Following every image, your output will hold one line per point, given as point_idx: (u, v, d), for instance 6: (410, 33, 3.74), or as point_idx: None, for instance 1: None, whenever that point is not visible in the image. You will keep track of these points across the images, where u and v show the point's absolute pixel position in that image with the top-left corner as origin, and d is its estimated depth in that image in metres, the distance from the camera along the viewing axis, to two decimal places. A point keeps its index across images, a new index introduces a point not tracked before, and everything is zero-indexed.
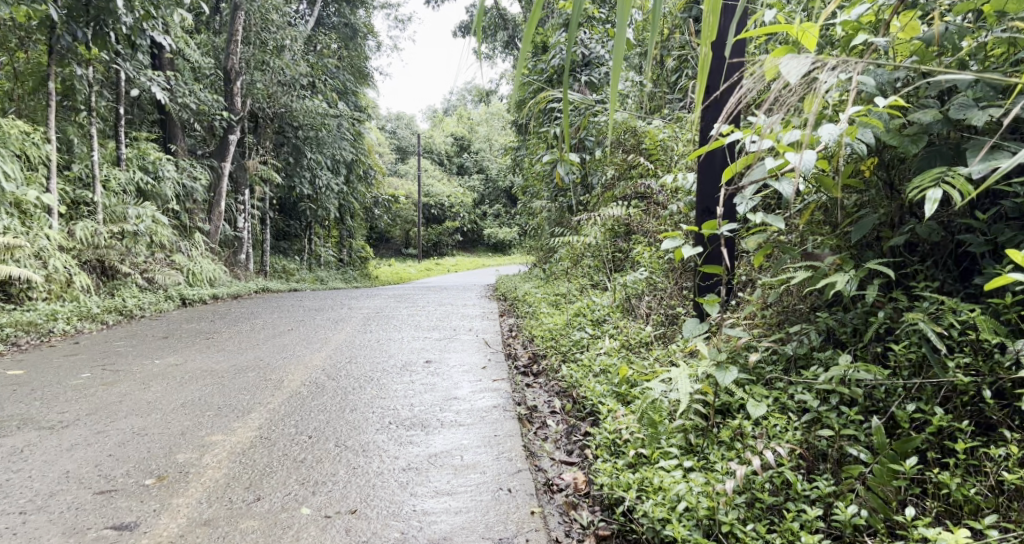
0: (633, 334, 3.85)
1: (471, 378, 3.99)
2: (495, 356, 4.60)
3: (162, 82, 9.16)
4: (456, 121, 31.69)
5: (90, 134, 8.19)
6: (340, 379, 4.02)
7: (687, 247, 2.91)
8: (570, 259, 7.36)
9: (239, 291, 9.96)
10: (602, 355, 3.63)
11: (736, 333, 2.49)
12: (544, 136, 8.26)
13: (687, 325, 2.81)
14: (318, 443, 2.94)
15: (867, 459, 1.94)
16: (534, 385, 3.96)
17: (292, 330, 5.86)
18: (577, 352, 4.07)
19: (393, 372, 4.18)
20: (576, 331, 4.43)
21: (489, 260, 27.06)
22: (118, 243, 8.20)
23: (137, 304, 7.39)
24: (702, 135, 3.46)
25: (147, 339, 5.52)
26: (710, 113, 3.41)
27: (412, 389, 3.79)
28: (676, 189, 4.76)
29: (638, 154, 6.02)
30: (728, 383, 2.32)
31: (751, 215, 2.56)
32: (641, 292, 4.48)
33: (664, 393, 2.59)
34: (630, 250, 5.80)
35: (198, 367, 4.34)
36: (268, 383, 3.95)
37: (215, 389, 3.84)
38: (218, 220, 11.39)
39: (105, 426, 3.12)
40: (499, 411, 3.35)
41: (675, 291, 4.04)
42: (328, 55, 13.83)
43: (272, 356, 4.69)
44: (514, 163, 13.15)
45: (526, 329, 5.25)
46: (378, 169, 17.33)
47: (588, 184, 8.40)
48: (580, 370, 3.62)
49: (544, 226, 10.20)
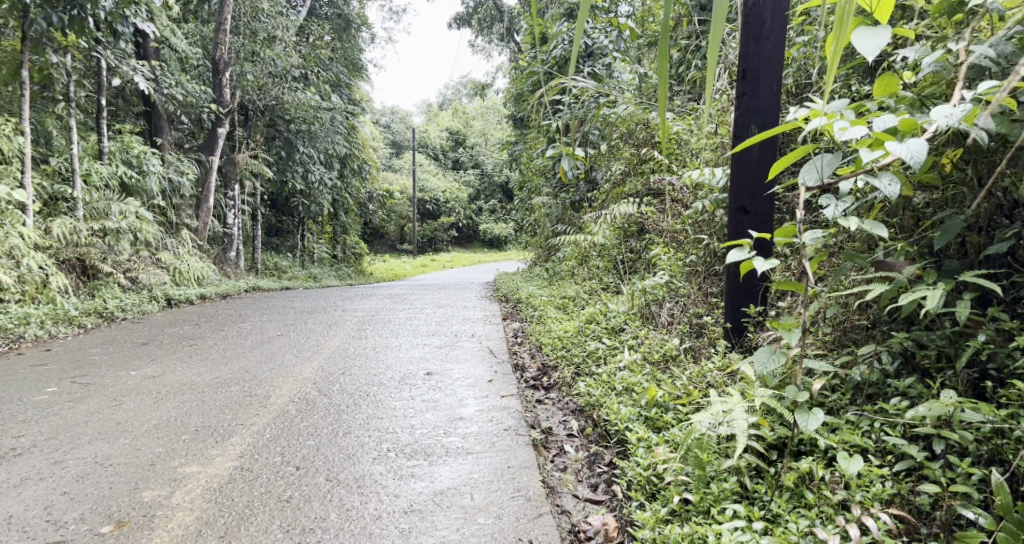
0: (656, 345, 3.51)
1: (476, 394, 3.63)
2: (501, 367, 4.24)
3: (146, 72, 8.75)
4: (452, 115, 31.25)
5: (69, 126, 7.77)
6: (332, 395, 3.64)
7: (761, 260, 2.34)
8: (576, 258, 7.00)
9: (227, 290, 9.58)
10: (623, 371, 3.29)
11: (814, 364, 2.11)
12: (547, 129, 7.92)
13: (760, 356, 2.19)
14: (306, 477, 2.57)
15: (987, 525, 1.65)
16: (546, 402, 3.59)
17: (281, 336, 5.46)
18: (593, 365, 3.71)
19: (390, 386, 3.82)
20: (592, 340, 4.07)
21: (484, 256, 26.65)
22: (99, 241, 7.81)
23: (119, 306, 7.00)
24: (740, 124, 3.17)
25: (124, 346, 5.12)
26: (752, 101, 3.12)
27: (413, 407, 3.43)
28: (697, 186, 4.42)
29: (652, 149, 5.66)
30: (811, 430, 1.95)
31: (841, 219, 2.11)
32: (661, 298, 4.15)
33: (710, 426, 2.24)
34: (642, 250, 5.47)
35: (177, 380, 3.96)
36: (253, 399, 3.57)
37: (194, 407, 3.45)
38: (205, 216, 10.99)
39: (63, 455, 2.73)
40: (510, 435, 2.99)
41: (699, 298, 3.85)
42: (322, 46, 13.42)
43: (258, 367, 4.31)
44: (511, 158, 12.79)
45: (532, 335, 4.91)
46: (372, 163, 16.92)
47: (592, 179, 8.07)
48: (601, 388, 3.26)
49: (544, 223, 9.84)
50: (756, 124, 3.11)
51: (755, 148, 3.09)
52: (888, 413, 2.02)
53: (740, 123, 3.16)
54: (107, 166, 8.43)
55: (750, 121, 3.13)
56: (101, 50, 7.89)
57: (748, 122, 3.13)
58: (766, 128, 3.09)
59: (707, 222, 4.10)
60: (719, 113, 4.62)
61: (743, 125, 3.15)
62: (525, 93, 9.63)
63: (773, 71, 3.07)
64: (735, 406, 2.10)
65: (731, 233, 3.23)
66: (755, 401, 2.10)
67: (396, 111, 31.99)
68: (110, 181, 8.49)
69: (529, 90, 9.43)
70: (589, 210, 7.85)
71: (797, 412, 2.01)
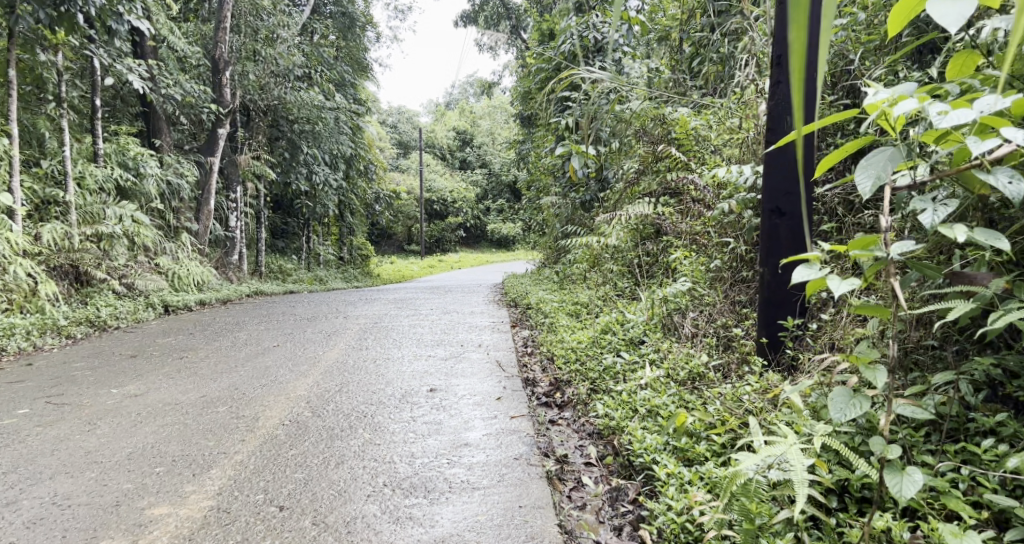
0: (681, 361, 3.19)
1: (484, 415, 3.32)
2: (510, 382, 3.91)
3: (142, 71, 8.49)
4: (459, 115, 31.00)
5: (62, 128, 7.53)
6: (326, 416, 3.34)
7: (836, 281, 1.89)
8: (589, 262, 6.66)
9: (228, 295, 9.31)
10: (646, 392, 2.98)
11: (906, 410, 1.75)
12: (557, 127, 7.61)
13: (837, 399, 1.82)
14: (289, 520, 2.30)
15: None
16: (560, 424, 3.28)
17: (277, 347, 5.17)
18: (610, 382, 3.39)
19: (390, 405, 3.51)
20: (608, 353, 3.74)
21: (493, 256, 26.39)
22: (93, 246, 7.56)
23: (112, 313, 6.75)
24: (774, 116, 2.84)
25: (111, 359, 4.84)
26: (788, 90, 2.79)
27: (414, 431, 3.12)
28: (722, 184, 4.11)
29: (671, 146, 5.31)
30: (909, 496, 1.61)
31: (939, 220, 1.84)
32: (684, 307, 3.83)
33: (759, 470, 1.90)
34: (658, 252, 5.18)
35: (159, 400, 3.66)
36: (239, 422, 3.28)
37: (173, 432, 3.16)
38: (206, 219, 10.70)
39: (19, 496, 2.47)
40: (520, 466, 2.68)
41: (726, 307, 3.56)
42: (326, 45, 13.13)
43: (249, 383, 4.01)
44: (519, 158, 12.48)
45: (542, 345, 4.61)
46: (379, 164, 16.65)
47: (604, 178, 7.77)
48: (623, 409, 2.94)
49: (554, 223, 9.54)
50: (793, 117, 2.78)
51: (794, 144, 2.77)
52: (976, 464, 1.71)
53: (775, 116, 2.83)
54: (102, 168, 8.15)
55: (785, 112, 2.80)
56: (93, 48, 7.62)
57: (783, 114, 2.80)
58: (804, 122, 2.76)
59: (733, 224, 3.84)
60: (744, 105, 4.27)
61: (778, 118, 2.82)
62: (533, 91, 9.31)
63: (812, 55, 2.73)
64: (792, 449, 1.77)
65: (765, 236, 2.91)
66: (816, 439, 1.78)
67: (403, 111, 31.77)
68: (105, 184, 8.22)
69: (538, 87, 9.09)
70: (601, 210, 7.51)
71: (886, 469, 1.67)
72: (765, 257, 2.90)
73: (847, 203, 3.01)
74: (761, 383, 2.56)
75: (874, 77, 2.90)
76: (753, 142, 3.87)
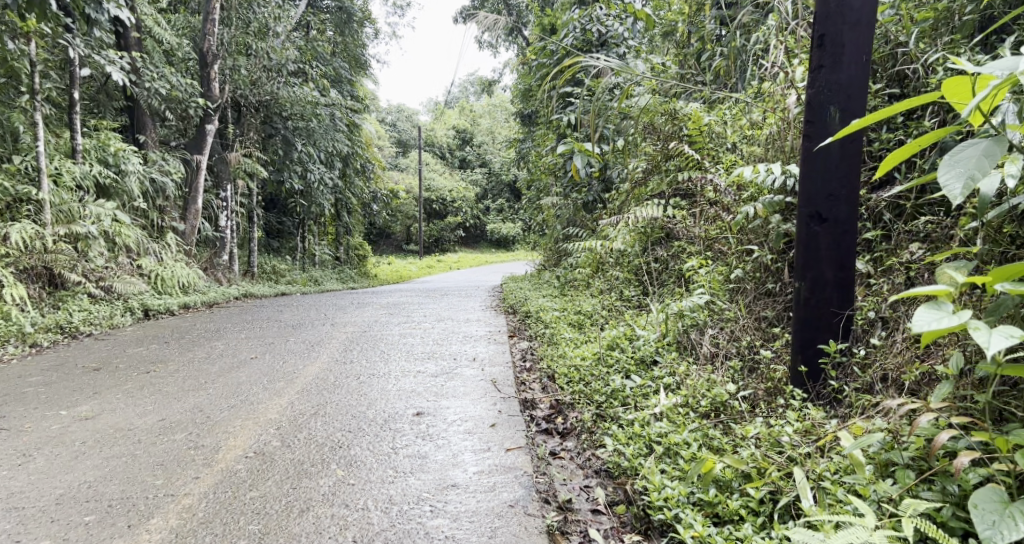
0: (702, 388, 2.80)
1: (475, 446, 2.92)
2: (507, 405, 3.49)
3: (123, 62, 8.07)
4: (459, 114, 30.61)
5: (35, 121, 7.15)
6: (296, 447, 2.94)
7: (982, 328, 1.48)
8: (593, 267, 6.24)
9: (214, 299, 8.89)
10: (663, 426, 2.58)
11: None
12: (559, 124, 7.24)
13: (985, 504, 1.51)
14: None
15: None
16: (562, 458, 2.86)
17: (255, 359, 4.75)
18: (620, 409, 3.00)
19: (371, 433, 3.10)
20: (616, 374, 3.33)
21: (492, 256, 25.99)
22: (68, 247, 7.16)
23: (85, 319, 6.34)
24: (814, 106, 2.44)
25: (72, 372, 4.43)
26: (832, 75, 2.38)
27: (394, 467, 2.72)
28: (742, 186, 3.75)
29: (684, 143, 4.91)
30: None
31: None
32: (701, 323, 3.42)
33: None
34: (667, 258, 4.83)
35: (111, 424, 3.26)
36: (196, 453, 2.88)
37: (121, 464, 2.77)
38: (193, 219, 10.29)
39: None
40: (516, 517, 2.29)
41: (750, 323, 3.18)
42: (320, 40, 12.72)
43: (215, 403, 3.60)
44: (519, 156, 12.04)
45: (543, 359, 4.23)
46: (377, 163, 16.27)
47: (608, 178, 7.41)
48: (636, 446, 2.56)
49: (555, 224, 9.17)
50: (837, 107, 2.38)
51: (837, 140, 2.39)
52: None
53: (816, 106, 2.43)
54: (80, 165, 7.76)
55: (828, 101, 2.40)
56: (69, 37, 7.22)
57: (825, 103, 2.40)
58: (852, 111, 2.36)
59: (758, 230, 3.47)
60: (768, 99, 3.88)
61: (819, 109, 2.42)
62: (534, 87, 8.91)
63: (861, 33, 2.33)
64: None
65: (801, 245, 2.52)
66: (906, 524, 1.52)
67: (402, 109, 31.38)
68: (84, 181, 7.84)
69: (538, 84, 8.67)
70: (605, 212, 7.12)
71: None
72: (801, 270, 2.52)
73: (896, 206, 2.62)
74: (805, 422, 2.19)
75: (932, 60, 2.52)
76: (780, 140, 3.48)
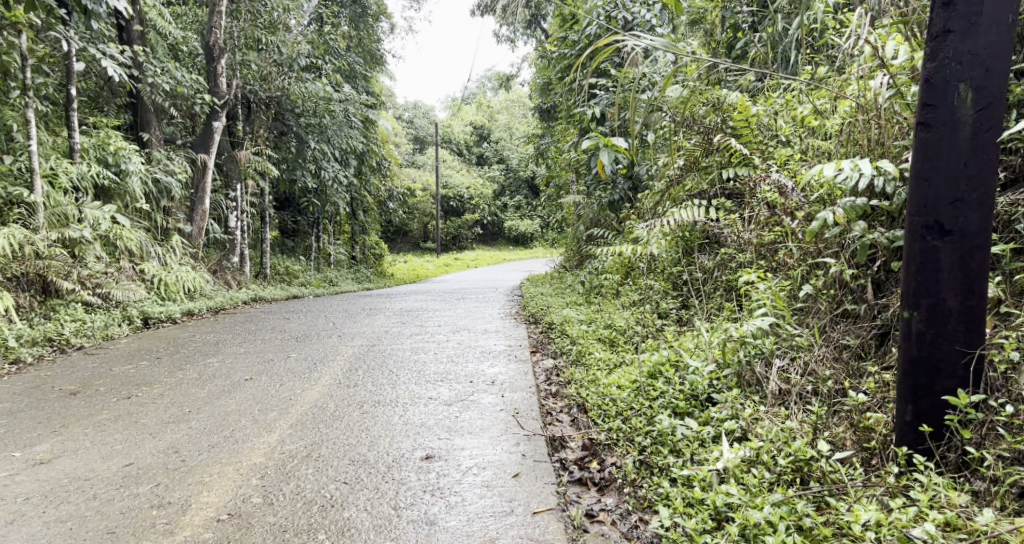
0: (779, 442, 2.30)
1: (495, 509, 2.38)
2: (532, 446, 2.93)
3: (122, 57, 7.64)
4: (476, 109, 30.07)
5: (27, 119, 6.75)
6: (280, 505, 2.44)
7: None
8: (623, 272, 5.68)
9: (220, 304, 8.44)
10: (733, 495, 2.06)
11: None
12: (581, 116, 6.67)
13: None
14: None
15: None
16: (603, 523, 2.31)
17: (250, 381, 4.26)
18: (672, 458, 2.47)
19: (368, 486, 2.58)
20: (662, 412, 2.77)
21: (511, 254, 25.38)
22: (62, 252, 6.75)
23: (77, 330, 5.91)
24: (934, 84, 1.89)
25: (47, 397, 3.98)
26: (962, 43, 1.84)
27: (396, 540, 2.21)
28: (811, 187, 3.21)
29: (729, 137, 4.32)
30: None
31: None
32: (767, 352, 2.86)
33: None
34: (710, 266, 4.28)
35: (69, 469, 2.78)
36: (158, 513, 2.39)
37: (63, 531, 2.29)
38: (200, 220, 9.84)
39: None
40: None
41: (829, 354, 2.68)
42: (333, 34, 12.26)
43: (193, 440, 3.10)
44: (537, 154, 11.45)
45: (572, 383, 3.67)
46: (392, 160, 15.82)
47: (636, 175, 6.84)
48: (698, 518, 2.05)
49: (578, 225, 8.61)
50: (969, 84, 1.84)
51: (964, 128, 1.84)
52: None
53: (937, 83, 1.88)
54: (77, 165, 7.33)
55: (956, 77, 1.85)
56: (61, 29, 6.81)
57: (952, 79, 1.85)
58: (989, 89, 1.82)
59: (834, 239, 2.92)
60: (841, 84, 3.31)
61: (941, 87, 1.87)
62: (554, 80, 8.33)
63: None
64: None
65: (912, 264, 1.96)
66: None
67: (418, 106, 30.95)
68: (81, 182, 7.41)
69: (559, 77, 8.10)
70: (633, 212, 6.56)
71: None
72: (912, 298, 1.96)
73: None
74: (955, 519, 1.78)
75: None
76: (862, 134, 2.93)
